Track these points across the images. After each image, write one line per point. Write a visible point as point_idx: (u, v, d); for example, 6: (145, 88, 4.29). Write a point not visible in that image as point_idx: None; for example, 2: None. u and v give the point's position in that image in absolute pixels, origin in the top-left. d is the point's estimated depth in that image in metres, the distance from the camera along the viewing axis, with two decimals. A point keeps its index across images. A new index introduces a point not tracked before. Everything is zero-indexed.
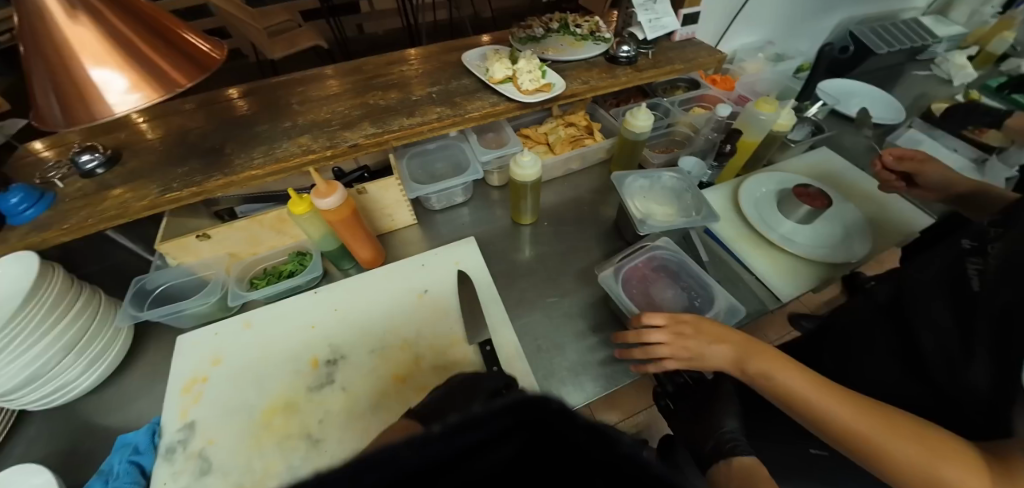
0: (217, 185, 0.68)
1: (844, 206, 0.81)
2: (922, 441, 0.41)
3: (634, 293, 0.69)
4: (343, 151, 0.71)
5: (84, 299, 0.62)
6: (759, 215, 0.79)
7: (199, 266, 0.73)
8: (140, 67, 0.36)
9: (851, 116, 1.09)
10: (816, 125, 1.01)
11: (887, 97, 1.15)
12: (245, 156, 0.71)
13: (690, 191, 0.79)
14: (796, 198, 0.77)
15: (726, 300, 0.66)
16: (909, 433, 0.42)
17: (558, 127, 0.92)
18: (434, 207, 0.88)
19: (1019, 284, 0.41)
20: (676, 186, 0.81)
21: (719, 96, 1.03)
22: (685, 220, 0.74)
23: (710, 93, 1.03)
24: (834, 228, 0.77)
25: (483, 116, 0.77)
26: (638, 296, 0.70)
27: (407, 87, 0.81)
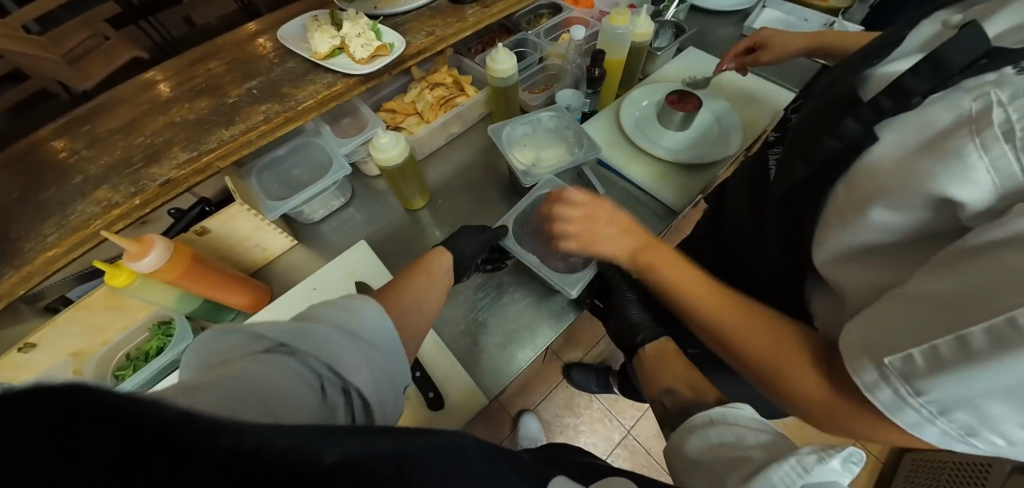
0: (13, 283, 0.52)
1: (715, 103, 0.83)
2: (741, 320, 0.43)
3: (523, 238, 0.68)
4: (155, 193, 0.58)
5: None
6: (641, 133, 0.80)
7: (41, 382, 0.58)
8: None
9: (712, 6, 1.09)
10: (677, 27, 0.98)
11: None
12: (33, 236, 0.54)
13: (570, 126, 0.75)
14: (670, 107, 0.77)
15: None
16: (734, 312, 0.43)
17: (424, 91, 0.82)
18: (313, 218, 0.77)
19: (793, 172, 0.41)
20: (557, 124, 0.76)
21: (582, 15, 0.97)
22: (571, 159, 0.71)
23: (573, 14, 0.97)
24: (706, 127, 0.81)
25: (320, 102, 0.67)
26: (528, 238, 0.68)
27: (219, 89, 0.66)
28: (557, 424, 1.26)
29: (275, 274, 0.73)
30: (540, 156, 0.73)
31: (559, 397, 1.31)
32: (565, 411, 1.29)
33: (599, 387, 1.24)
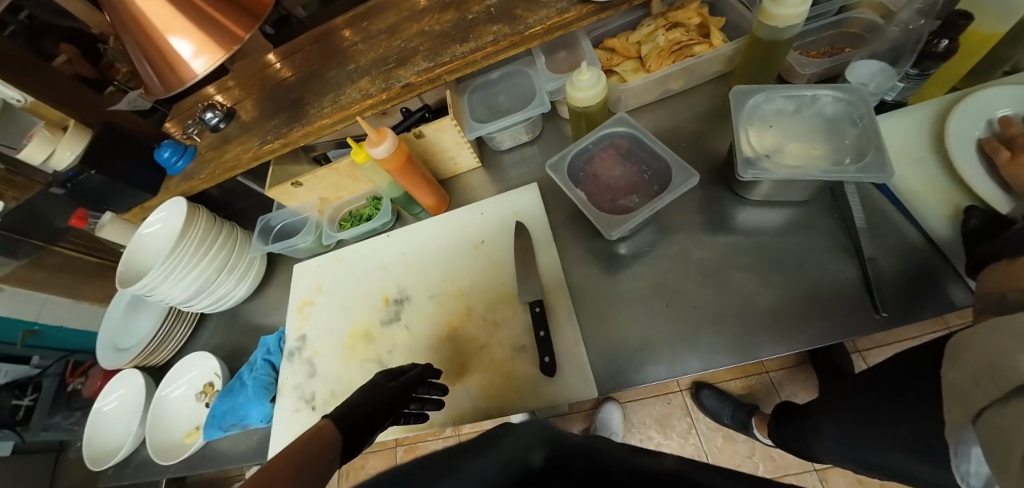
0: (298, 135, 0.72)
1: None
2: None
3: (579, 179, 0.60)
4: (397, 92, 0.67)
5: (222, 236, 0.79)
6: (966, 160, 0.52)
7: (301, 208, 0.82)
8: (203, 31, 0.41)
9: None
10: None
11: None
12: (318, 104, 0.73)
13: (859, 119, 0.52)
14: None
15: (680, 171, 0.55)
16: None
17: (657, 32, 0.69)
18: (500, 147, 0.80)
19: None
20: (835, 112, 0.54)
21: None
22: (830, 165, 0.50)
23: None
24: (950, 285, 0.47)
25: (547, 30, 0.62)
26: (585, 181, 0.60)
27: (464, 3, 0.69)
28: (641, 430, 1.19)
29: (456, 186, 0.81)
30: (787, 147, 0.54)
31: (654, 408, 1.21)
32: (654, 424, 1.19)
33: (733, 422, 1.06)
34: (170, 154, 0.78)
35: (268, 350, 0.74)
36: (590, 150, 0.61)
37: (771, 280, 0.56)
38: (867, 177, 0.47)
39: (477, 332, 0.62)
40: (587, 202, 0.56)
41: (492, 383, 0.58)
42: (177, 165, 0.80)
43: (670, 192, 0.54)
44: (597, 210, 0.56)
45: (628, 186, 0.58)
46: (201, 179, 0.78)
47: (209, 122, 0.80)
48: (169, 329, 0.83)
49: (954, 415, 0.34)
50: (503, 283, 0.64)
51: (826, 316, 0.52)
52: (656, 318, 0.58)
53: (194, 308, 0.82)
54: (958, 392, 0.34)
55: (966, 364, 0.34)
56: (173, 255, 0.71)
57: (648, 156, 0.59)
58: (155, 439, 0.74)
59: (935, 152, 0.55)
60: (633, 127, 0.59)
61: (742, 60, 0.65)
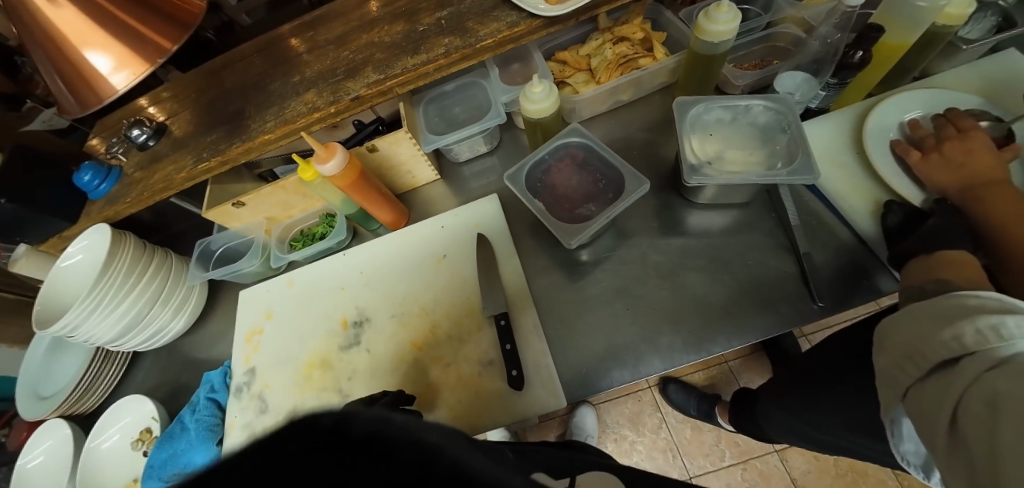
0: (239, 151, 0.67)
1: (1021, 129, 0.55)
2: None
3: (538, 189, 0.60)
4: (347, 105, 0.65)
5: (155, 264, 0.72)
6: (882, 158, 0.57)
7: (246, 229, 0.76)
8: (125, 43, 0.37)
9: None
10: (1009, 13, 0.63)
11: None
12: (260, 118, 0.68)
13: (788, 127, 0.57)
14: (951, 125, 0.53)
15: (634, 180, 0.56)
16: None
17: (605, 45, 0.72)
18: (459, 158, 0.79)
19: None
20: (768, 121, 0.58)
21: None
22: (766, 171, 0.54)
23: None
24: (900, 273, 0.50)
25: (499, 42, 0.62)
26: (543, 192, 0.60)
27: (415, 16, 0.69)
28: (615, 430, 1.21)
29: (417, 200, 0.79)
30: (727, 155, 0.57)
31: (626, 406, 1.24)
32: (627, 422, 1.22)
33: (699, 413, 1.10)
34: (91, 178, 0.71)
35: (212, 388, 0.68)
36: (548, 160, 0.62)
37: (723, 279, 0.59)
38: (795, 180, 0.52)
39: (442, 349, 0.61)
40: (546, 213, 0.56)
41: (461, 402, 0.57)
42: (100, 189, 0.73)
43: (625, 200, 0.56)
44: (556, 220, 0.57)
45: (585, 195, 0.59)
46: (127, 203, 0.70)
47: (136, 140, 0.73)
48: (97, 371, 0.74)
49: (886, 397, 0.36)
50: (467, 298, 0.63)
51: (775, 310, 0.55)
52: (619, 322, 0.59)
53: (125, 347, 0.74)
54: (887, 377, 0.36)
55: (892, 349, 0.36)
56: (96, 290, 0.64)
57: (603, 165, 0.60)
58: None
59: (855, 154, 0.61)
60: (588, 136, 0.60)
61: (684, 72, 0.69)
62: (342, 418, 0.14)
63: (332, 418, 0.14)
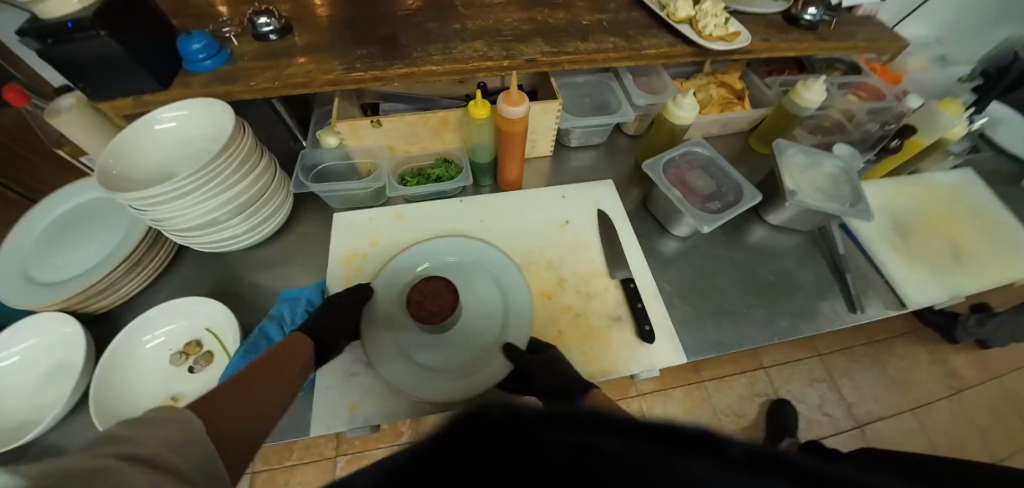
0: (397, 73, 0.67)
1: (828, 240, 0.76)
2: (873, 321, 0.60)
3: (672, 183, 0.71)
4: (518, 64, 0.69)
5: (263, 163, 0.66)
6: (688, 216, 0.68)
7: (358, 151, 0.73)
8: None
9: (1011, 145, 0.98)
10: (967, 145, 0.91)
11: None
12: (422, 50, 0.70)
13: (851, 183, 0.76)
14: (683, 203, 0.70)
15: (751, 192, 0.70)
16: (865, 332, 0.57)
17: (709, 86, 0.89)
18: (570, 143, 0.87)
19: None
20: (836, 175, 0.77)
21: (879, 85, 0.92)
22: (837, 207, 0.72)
23: (869, 80, 0.93)
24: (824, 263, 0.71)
25: (656, 56, 0.74)
26: (676, 185, 0.71)
27: (576, 11, 0.79)
28: None
29: (526, 169, 0.84)
30: (805, 185, 0.75)
31: None
32: None
33: None
34: (200, 48, 0.65)
35: (308, 304, 0.64)
36: (678, 163, 0.74)
37: (788, 284, 0.75)
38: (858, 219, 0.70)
39: (571, 301, 0.64)
40: (686, 205, 0.67)
41: (591, 350, 0.61)
42: (201, 63, 0.66)
43: (744, 205, 0.69)
44: (693, 208, 0.69)
45: (709, 195, 0.71)
46: (246, 86, 0.65)
47: (259, 29, 0.71)
48: (140, 262, 0.64)
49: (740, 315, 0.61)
50: (592, 261, 0.69)
51: (826, 311, 0.72)
52: (712, 305, 0.71)
53: (193, 241, 0.66)
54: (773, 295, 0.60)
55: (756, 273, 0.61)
56: (209, 172, 0.58)
57: (722, 175, 0.73)
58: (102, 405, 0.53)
59: (882, 214, 0.82)
60: (714, 150, 0.74)
61: (765, 124, 0.88)
62: (509, 409, 0.15)
63: (499, 408, 0.16)
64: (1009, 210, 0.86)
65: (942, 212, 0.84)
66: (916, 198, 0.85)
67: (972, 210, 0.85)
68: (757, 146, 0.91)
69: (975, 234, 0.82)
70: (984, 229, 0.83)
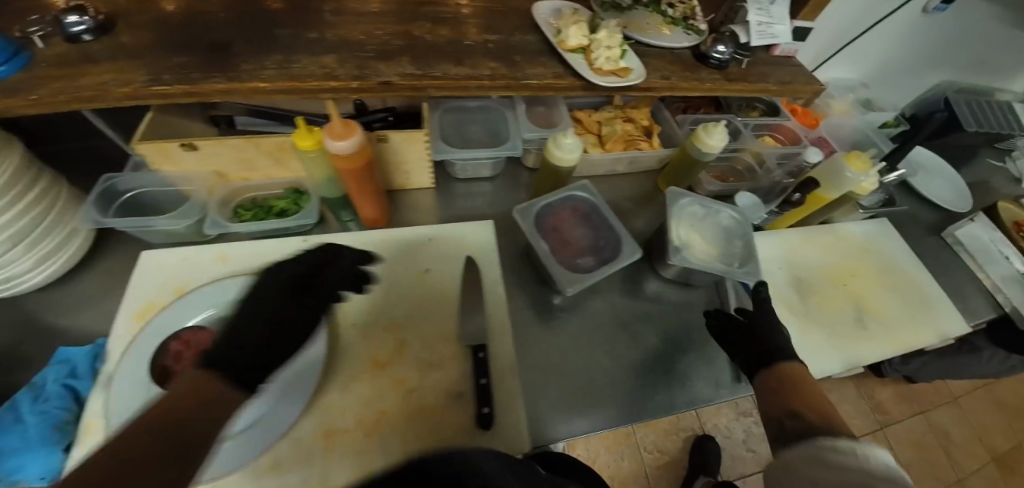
0: (218, 89, 0.56)
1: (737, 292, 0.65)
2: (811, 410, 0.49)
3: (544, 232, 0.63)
4: (371, 86, 0.59)
5: (43, 187, 0.54)
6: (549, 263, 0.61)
7: (178, 178, 0.62)
8: None
9: (929, 194, 0.95)
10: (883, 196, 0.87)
11: (959, 178, 0.99)
12: (258, 62, 0.58)
13: (743, 238, 0.70)
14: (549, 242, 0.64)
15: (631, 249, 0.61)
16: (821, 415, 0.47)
17: (616, 120, 0.82)
18: (458, 175, 0.78)
19: None
20: (731, 228, 0.71)
21: (796, 130, 0.88)
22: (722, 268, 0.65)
23: (787, 124, 0.89)
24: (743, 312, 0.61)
25: (541, 88, 0.65)
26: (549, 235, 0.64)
27: (460, 28, 0.69)
28: None
29: (405, 201, 0.74)
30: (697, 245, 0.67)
31: None
32: None
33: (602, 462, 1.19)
34: None
35: (72, 373, 0.51)
36: (557, 207, 0.66)
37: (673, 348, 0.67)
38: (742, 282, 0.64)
39: (407, 373, 0.54)
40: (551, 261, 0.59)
41: (417, 436, 0.50)
42: None
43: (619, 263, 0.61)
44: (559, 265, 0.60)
45: (583, 248, 0.64)
46: (19, 97, 0.52)
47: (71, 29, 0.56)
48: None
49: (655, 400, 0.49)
50: (445, 322, 0.59)
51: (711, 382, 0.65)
52: (579, 363, 0.63)
53: None
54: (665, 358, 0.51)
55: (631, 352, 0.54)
56: None
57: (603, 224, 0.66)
58: None
59: (784, 269, 0.76)
60: (598, 193, 0.66)
61: (671, 164, 0.81)
62: None
63: None
64: (915, 266, 0.82)
65: (847, 266, 0.79)
66: (821, 250, 0.80)
67: (878, 265, 0.81)
68: (666, 187, 0.84)
69: (879, 292, 0.78)
70: (887, 284, 0.79)
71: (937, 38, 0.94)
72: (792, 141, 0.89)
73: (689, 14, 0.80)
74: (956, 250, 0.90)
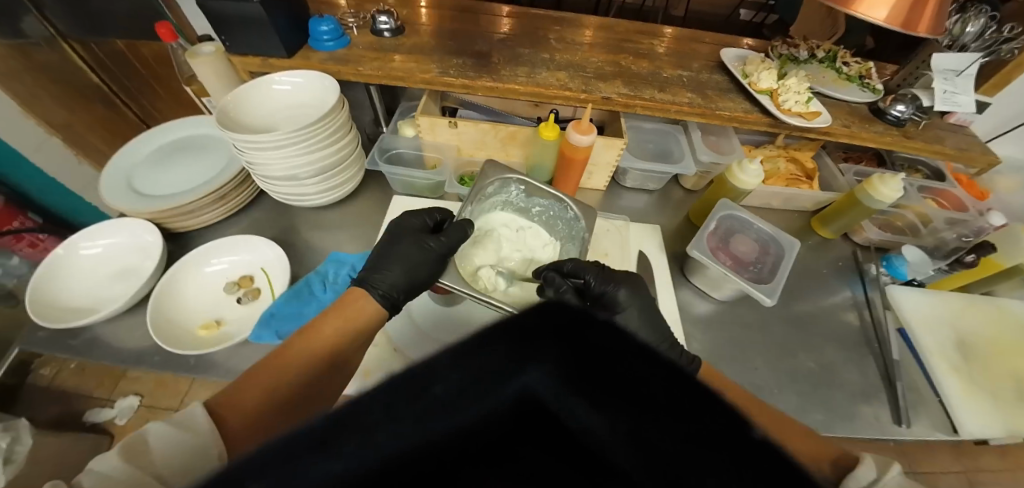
0: (485, 85, 0.73)
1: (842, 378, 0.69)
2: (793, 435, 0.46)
3: (713, 247, 0.70)
4: (594, 99, 0.74)
5: (351, 136, 0.74)
6: (709, 261, 0.68)
7: (430, 145, 0.80)
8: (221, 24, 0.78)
9: None
10: None
11: None
12: (511, 69, 0.76)
13: (853, 310, 0.77)
14: (713, 253, 0.69)
15: (778, 284, 0.66)
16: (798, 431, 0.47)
17: (779, 159, 0.86)
18: (624, 182, 0.90)
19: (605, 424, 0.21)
20: (847, 304, 0.78)
21: (962, 197, 0.82)
22: (827, 394, 0.67)
23: (952, 190, 0.83)
24: (855, 380, 0.69)
25: (731, 119, 0.75)
26: (717, 249, 0.70)
27: (658, 62, 0.82)
28: None
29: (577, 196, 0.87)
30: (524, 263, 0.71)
31: None
32: None
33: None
34: (328, 32, 0.74)
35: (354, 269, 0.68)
36: (743, 235, 0.72)
37: (829, 376, 0.69)
38: (855, 404, 0.67)
39: None
40: (702, 260, 0.67)
41: None
42: (323, 43, 0.76)
43: (762, 287, 0.66)
44: (720, 265, 0.68)
45: (743, 260, 0.70)
46: (355, 70, 0.73)
47: (377, 26, 0.80)
48: (213, 200, 0.72)
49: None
50: None
51: (862, 412, 0.66)
52: (730, 365, 0.69)
53: (277, 193, 0.75)
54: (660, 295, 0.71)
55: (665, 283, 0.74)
56: (304, 138, 0.65)
57: (773, 264, 0.69)
58: (160, 324, 0.60)
59: (944, 329, 0.72)
60: (779, 232, 0.70)
61: (832, 208, 0.84)
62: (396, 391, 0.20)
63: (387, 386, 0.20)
64: None
65: (1012, 342, 0.72)
66: (992, 319, 0.73)
67: None
68: (819, 229, 0.87)
69: None
70: None
71: None
72: (956, 207, 0.82)
73: (866, 72, 0.83)
74: None
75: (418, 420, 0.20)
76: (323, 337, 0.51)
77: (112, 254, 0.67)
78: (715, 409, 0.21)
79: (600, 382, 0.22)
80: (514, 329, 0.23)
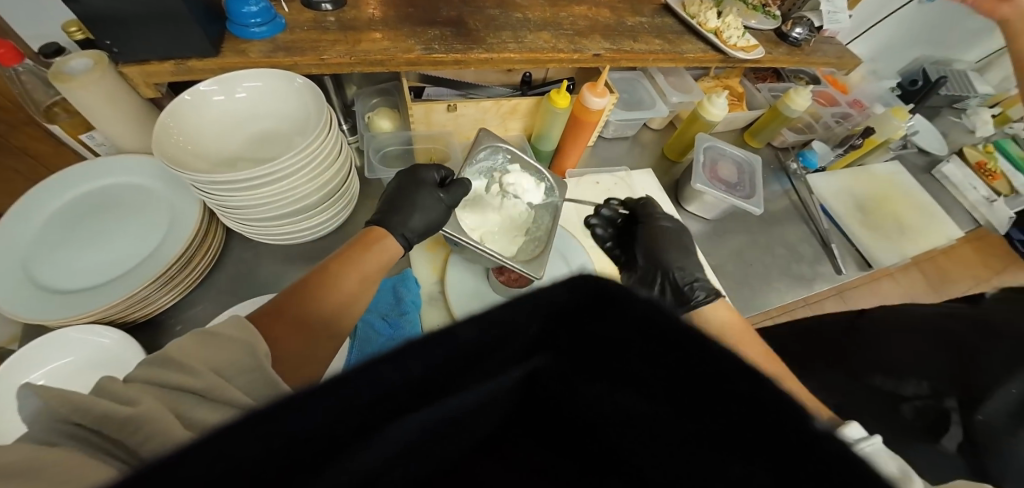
0: (479, 58, 0.66)
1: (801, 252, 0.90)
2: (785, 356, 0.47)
3: (709, 177, 0.81)
4: (585, 57, 0.73)
5: (346, 151, 0.61)
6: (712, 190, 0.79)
7: (423, 137, 0.72)
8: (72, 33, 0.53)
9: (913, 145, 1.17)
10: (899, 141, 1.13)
11: (933, 129, 1.17)
12: (496, 36, 0.69)
13: (786, 198, 0.98)
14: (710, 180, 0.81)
15: (761, 197, 0.80)
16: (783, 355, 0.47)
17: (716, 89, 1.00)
18: (604, 134, 0.93)
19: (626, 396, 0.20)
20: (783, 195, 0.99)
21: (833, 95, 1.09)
22: (796, 269, 0.87)
23: (825, 90, 1.09)
24: (807, 250, 0.91)
25: (694, 59, 0.83)
26: (711, 177, 0.81)
27: (618, 11, 0.84)
28: None
29: None
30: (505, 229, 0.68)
31: None
32: None
33: None
34: (257, 13, 0.56)
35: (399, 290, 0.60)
36: (721, 161, 0.85)
37: (794, 254, 0.89)
38: (813, 268, 0.88)
39: None
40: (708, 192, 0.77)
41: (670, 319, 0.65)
42: (251, 30, 0.57)
43: (752, 201, 0.80)
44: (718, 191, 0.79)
45: (730, 181, 0.82)
46: (319, 60, 0.58)
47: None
48: (176, 273, 0.52)
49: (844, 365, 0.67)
50: None
51: (821, 273, 0.88)
52: (731, 270, 0.84)
53: (259, 235, 0.60)
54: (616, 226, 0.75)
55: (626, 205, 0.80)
56: (305, 161, 0.52)
57: (749, 179, 0.84)
58: None
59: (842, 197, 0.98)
60: (749, 154, 0.86)
61: (760, 122, 1.01)
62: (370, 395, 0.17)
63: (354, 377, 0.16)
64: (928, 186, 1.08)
65: (880, 193, 1.01)
66: (864, 182, 1.03)
67: (901, 189, 1.04)
68: (750, 140, 1.05)
69: (904, 207, 1.01)
70: (906, 199, 1.02)
71: (926, 22, 1.13)
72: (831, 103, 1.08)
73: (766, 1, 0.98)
74: (941, 184, 1.09)
75: (409, 397, 0.18)
76: (343, 288, 0.43)
77: (66, 382, 0.46)
78: (737, 400, 0.17)
79: (606, 370, 0.21)
80: (534, 315, 0.19)
